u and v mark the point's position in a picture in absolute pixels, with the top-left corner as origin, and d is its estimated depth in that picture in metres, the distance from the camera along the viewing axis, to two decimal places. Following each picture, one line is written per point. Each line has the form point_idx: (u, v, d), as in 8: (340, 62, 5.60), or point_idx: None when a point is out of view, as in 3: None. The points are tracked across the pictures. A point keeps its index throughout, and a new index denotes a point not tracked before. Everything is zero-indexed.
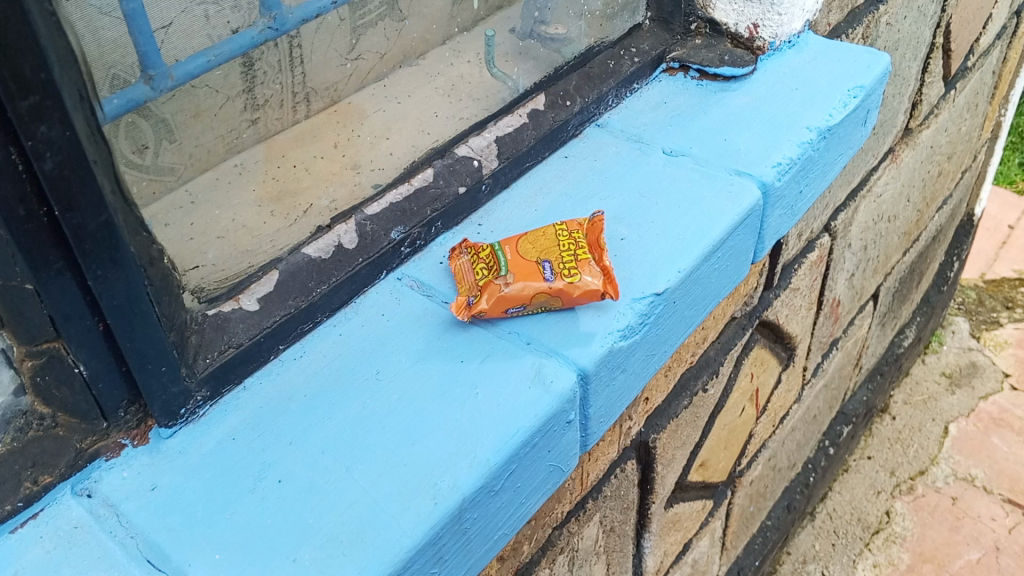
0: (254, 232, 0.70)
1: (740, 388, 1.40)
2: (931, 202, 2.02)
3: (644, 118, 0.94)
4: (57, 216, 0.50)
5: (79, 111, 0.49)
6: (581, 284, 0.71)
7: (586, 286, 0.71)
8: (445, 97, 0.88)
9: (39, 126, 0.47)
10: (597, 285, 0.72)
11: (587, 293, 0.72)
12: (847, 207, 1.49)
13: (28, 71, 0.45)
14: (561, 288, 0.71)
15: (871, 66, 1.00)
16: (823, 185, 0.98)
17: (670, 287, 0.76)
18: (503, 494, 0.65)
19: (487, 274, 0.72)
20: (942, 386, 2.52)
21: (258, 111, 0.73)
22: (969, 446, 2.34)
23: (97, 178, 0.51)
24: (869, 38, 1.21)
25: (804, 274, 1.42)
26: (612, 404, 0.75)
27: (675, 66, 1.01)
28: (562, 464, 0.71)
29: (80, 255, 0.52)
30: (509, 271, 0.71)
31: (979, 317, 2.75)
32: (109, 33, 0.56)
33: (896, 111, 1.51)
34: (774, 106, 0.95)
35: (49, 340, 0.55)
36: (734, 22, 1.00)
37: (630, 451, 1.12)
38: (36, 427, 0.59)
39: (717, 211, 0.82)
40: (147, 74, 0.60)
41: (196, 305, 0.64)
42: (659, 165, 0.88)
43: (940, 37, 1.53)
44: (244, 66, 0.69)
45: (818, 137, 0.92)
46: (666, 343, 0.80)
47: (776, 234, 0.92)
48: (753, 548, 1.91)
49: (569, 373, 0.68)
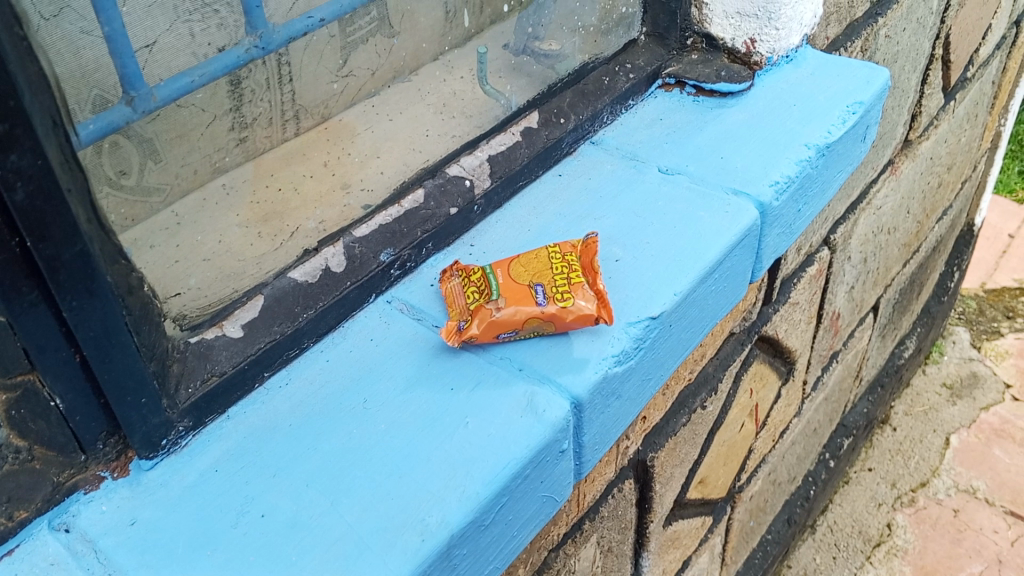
0: (240, 256, 0.69)
1: (740, 404, 1.38)
2: (932, 213, 2.00)
3: (639, 135, 0.93)
4: (29, 247, 0.48)
5: (52, 138, 0.48)
6: (575, 308, 0.69)
7: (580, 311, 0.69)
8: (437, 115, 0.87)
9: (9, 156, 0.45)
10: (592, 309, 0.70)
11: (580, 318, 0.70)
12: (846, 221, 1.47)
13: None
14: (553, 313, 0.69)
15: (870, 81, 0.99)
16: (822, 203, 0.96)
17: (665, 310, 0.74)
18: (493, 528, 0.63)
19: (479, 298, 0.70)
20: (942, 397, 2.50)
21: (247, 130, 0.71)
22: (970, 458, 2.32)
23: (71, 207, 0.50)
24: (868, 51, 1.19)
25: (803, 288, 1.40)
26: (607, 430, 0.73)
27: (671, 81, 0.99)
28: (555, 494, 0.69)
29: (54, 285, 0.50)
30: (501, 296, 0.69)
31: (980, 327, 2.73)
32: (90, 53, 0.55)
33: (896, 124, 1.49)
34: (772, 123, 0.93)
35: (24, 373, 0.53)
36: (731, 37, 0.98)
37: (628, 471, 1.10)
38: (12, 461, 0.55)
39: (713, 231, 0.81)
40: (128, 96, 0.59)
41: (178, 333, 0.63)
42: (655, 184, 0.86)
43: (939, 48, 1.52)
44: (231, 85, 0.67)
45: (817, 154, 0.90)
46: (663, 367, 0.78)
47: (774, 254, 0.90)
48: (754, 562, 1.89)
49: (562, 402, 0.66)
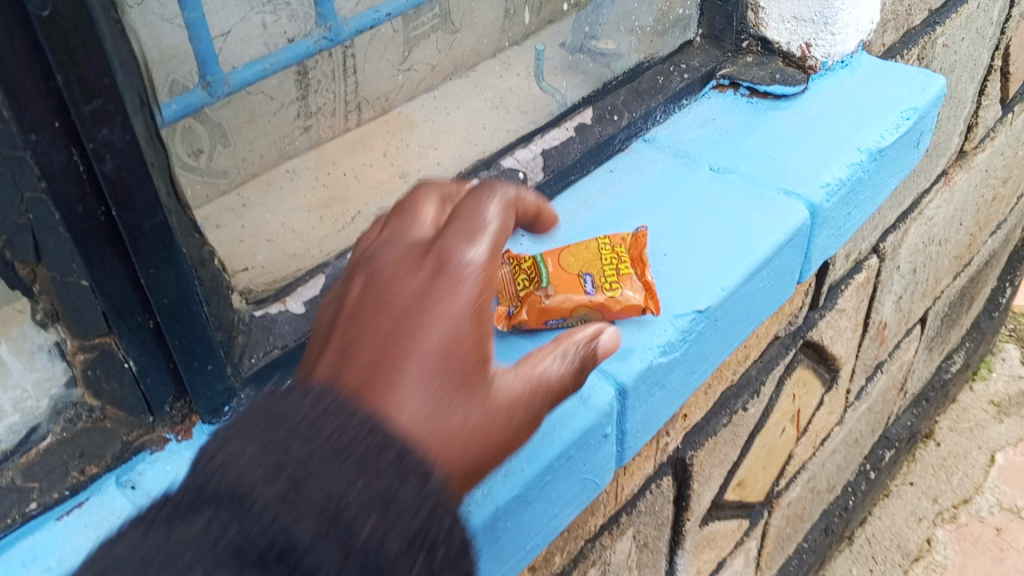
0: (303, 237, 0.73)
1: (781, 408, 1.39)
2: (985, 226, 1.98)
3: (692, 134, 0.94)
4: (114, 216, 0.51)
5: (139, 116, 0.51)
6: (622, 298, 0.71)
7: (626, 301, 0.71)
8: (494, 109, 0.90)
9: (101, 130, 0.48)
10: (638, 300, 0.72)
11: (627, 308, 0.72)
12: (896, 230, 1.47)
13: (93, 77, 0.47)
14: (602, 302, 0.71)
15: (926, 88, 0.99)
16: (873, 207, 0.97)
17: (712, 305, 0.75)
18: (536, 505, 0.65)
19: (528, 285, 0.72)
20: (990, 414, 2.47)
21: (311, 119, 0.78)
22: (1015, 477, 2.29)
23: (153, 180, 0.53)
24: (925, 59, 1.19)
25: (850, 295, 1.40)
26: (650, 419, 0.75)
27: (726, 82, 1.00)
28: (597, 477, 0.71)
29: (134, 253, 0.53)
30: (550, 283, 0.71)
31: None
32: (170, 40, 0.58)
33: (951, 134, 1.49)
34: (825, 126, 0.94)
35: (101, 335, 0.56)
36: (787, 41, 0.99)
37: (667, 467, 1.12)
38: (85, 418, 0.61)
39: (763, 229, 0.82)
40: (204, 80, 0.62)
41: (244, 306, 0.66)
42: (706, 182, 0.88)
43: (997, 59, 1.51)
44: (298, 75, 0.74)
45: (870, 158, 0.90)
46: (707, 361, 0.80)
47: (822, 256, 0.91)
48: (789, 569, 1.89)
49: (606, 389, 0.68)
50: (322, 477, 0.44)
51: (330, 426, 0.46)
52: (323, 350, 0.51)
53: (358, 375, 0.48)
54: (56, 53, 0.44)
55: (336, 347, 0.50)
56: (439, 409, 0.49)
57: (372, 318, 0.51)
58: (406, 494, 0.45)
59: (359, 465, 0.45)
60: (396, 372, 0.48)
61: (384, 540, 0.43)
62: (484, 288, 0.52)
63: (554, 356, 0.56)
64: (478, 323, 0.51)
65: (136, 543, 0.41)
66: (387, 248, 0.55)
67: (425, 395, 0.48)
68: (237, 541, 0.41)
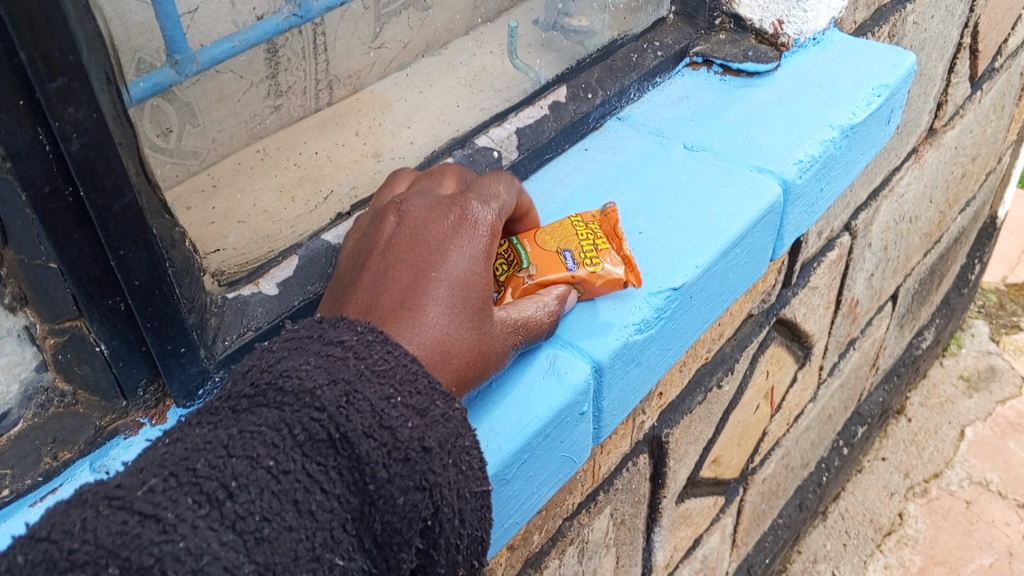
0: (274, 218, 0.72)
1: (755, 386, 1.40)
2: (954, 203, 2.00)
3: (665, 112, 0.94)
4: (82, 196, 0.51)
5: (106, 94, 0.50)
6: (603, 272, 0.71)
7: (608, 275, 0.72)
8: (467, 88, 0.89)
9: (66, 108, 0.47)
10: (620, 274, 0.72)
11: (609, 282, 0.72)
12: (868, 207, 1.48)
13: (57, 54, 0.46)
14: (584, 278, 0.70)
15: (897, 65, 0.99)
16: (844, 184, 0.97)
17: (687, 282, 0.75)
18: (514, 483, 0.65)
19: (509, 268, 0.70)
20: (959, 389, 2.50)
21: (281, 97, 0.76)
22: (984, 450, 2.32)
23: (122, 160, 0.52)
24: (896, 37, 1.19)
25: (822, 273, 1.41)
26: (627, 397, 0.75)
27: (699, 60, 1.01)
28: (574, 455, 0.71)
29: (103, 234, 0.52)
30: (532, 264, 0.69)
31: (999, 321, 2.73)
32: (137, 17, 0.57)
33: (922, 111, 1.50)
34: (797, 103, 0.94)
35: (71, 319, 0.56)
36: (759, 18, 0.99)
37: (643, 445, 1.12)
38: (57, 404, 0.60)
39: (736, 206, 0.82)
40: (172, 59, 0.61)
41: (216, 287, 0.65)
42: (680, 160, 0.88)
43: (967, 37, 1.52)
44: (268, 52, 0.71)
45: (842, 135, 0.91)
46: (682, 338, 0.80)
47: (795, 232, 0.92)
48: (764, 545, 1.91)
49: (583, 366, 0.68)
50: (368, 380, 0.50)
51: (375, 346, 0.52)
52: (360, 277, 0.61)
53: (395, 296, 0.58)
54: (19, 29, 0.44)
55: (374, 273, 0.60)
56: (457, 326, 0.58)
57: (405, 252, 0.60)
58: (433, 403, 0.52)
59: (400, 375, 0.51)
60: (422, 295, 0.58)
61: (419, 437, 0.50)
62: (495, 237, 0.64)
63: (536, 310, 0.66)
64: (489, 267, 0.62)
65: (214, 424, 0.48)
66: (416, 198, 0.64)
67: (445, 314, 0.58)
68: (298, 424, 0.47)
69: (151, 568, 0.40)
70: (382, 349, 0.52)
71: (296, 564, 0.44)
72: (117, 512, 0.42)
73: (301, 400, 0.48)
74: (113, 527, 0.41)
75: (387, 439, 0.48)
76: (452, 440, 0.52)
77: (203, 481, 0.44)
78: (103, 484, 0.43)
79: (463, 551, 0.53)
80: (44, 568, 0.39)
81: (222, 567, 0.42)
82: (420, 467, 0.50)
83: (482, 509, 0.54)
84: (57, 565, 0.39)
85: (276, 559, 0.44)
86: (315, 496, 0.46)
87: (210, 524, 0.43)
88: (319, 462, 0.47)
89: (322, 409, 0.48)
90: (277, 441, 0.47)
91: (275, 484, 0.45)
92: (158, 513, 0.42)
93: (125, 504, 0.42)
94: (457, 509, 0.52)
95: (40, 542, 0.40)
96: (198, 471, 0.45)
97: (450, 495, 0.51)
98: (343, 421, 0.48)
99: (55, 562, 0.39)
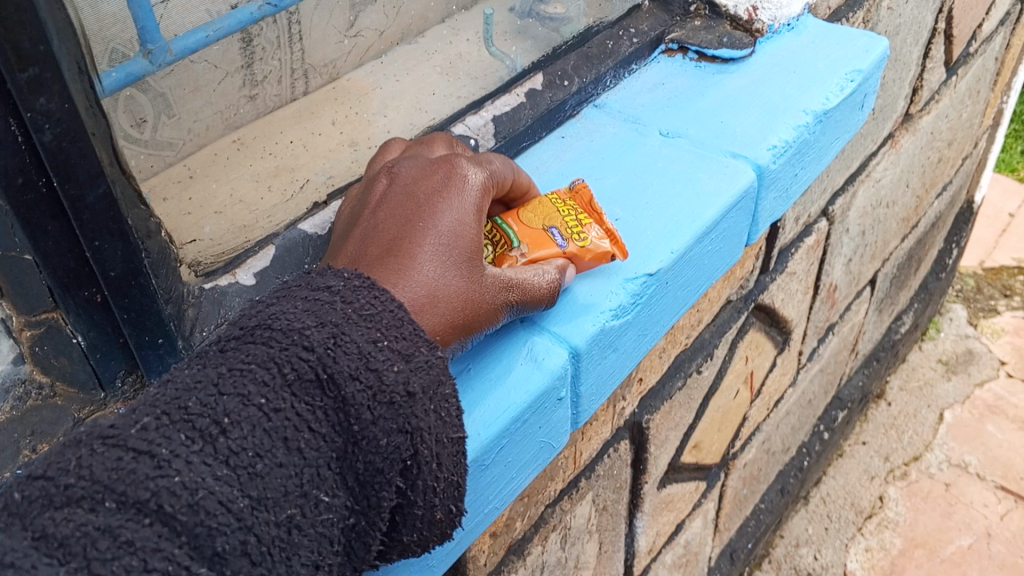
0: (251, 207, 0.72)
1: (735, 371, 1.41)
2: (931, 188, 2.02)
3: (640, 99, 0.95)
4: (56, 187, 0.50)
5: (78, 84, 0.50)
6: (592, 247, 0.72)
7: (597, 249, 0.72)
8: (443, 76, 0.89)
9: (38, 98, 0.47)
10: (606, 248, 0.73)
11: (597, 257, 0.72)
12: (845, 193, 1.49)
13: (28, 44, 0.46)
14: (575, 253, 0.71)
15: (870, 49, 1.00)
16: (819, 169, 0.98)
17: (663, 267, 0.76)
18: (493, 469, 0.66)
19: (499, 248, 0.69)
20: (938, 372, 2.53)
21: (257, 88, 0.76)
22: (963, 433, 2.35)
23: (96, 150, 0.52)
24: (871, 22, 1.20)
25: (800, 258, 1.43)
26: (604, 382, 0.76)
27: (675, 46, 1.01)
28: (553, 440, 0.72)
29: (78, 226, 0.52)
30: (523, 242, 0.69)
31: (977, 304, 2.75)
32: (108, 7, 0.57)
33: (898, 96, 1.51)
34: (771, 89, 0.95)
35: (47, 311, 0.56)
36: (733, 4, 1.00)
37: (623, 432, 1.13)
38: (35, 396, 0.59)
39: (711, 192, 0.83)
40: (145, 49, 0.61)
41: (193, 278, 0.65)
42: (655, 146, 0.88)
43: (941, 22, 1.53)
44: (243, 42, 0.71)
45: (815, 120, 0.92)
46: (659, 323, 0.81)
47: (770, 217, 0.92)
48: (746, 530, 1.93)
49: (560, 351, 0.69)
50: (355, 324, 0.52)
51: (362, 292, 0.54)
52: (352, 232, 0.63)
53: (383, 249, 0.59)
54: None
55: (364, 230, 0.61)
56: (447, 278, 0.59)
57: (394, 210, 0.62)
58: (417, 348, 0.53)
59: (386, 319, 0.53)
60: (411, 246, 0.59)
61: (403, 381, 0.52)
62: (484, 194, 0.65)
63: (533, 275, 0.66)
64: (480, 222, 0.63)
65: (204, 362, 0.50)
66: (405, 161, 0.66)
67: (435, 266, 0.59)
68: (288, 364, 0.49)
69: (148, 501, 0.43)
70: (368, 295, 0.54)
71: (285, 498, 0.47)
72: (112, 449, 0.44)
73: (290, 340, 0.50)
74: (109, 464, 0.43)
75: (372, 381, 0.50)
76: (435, 386, 0.54)
77: (196, 419, 0.46)
78: (99, 424, 0.45)
79: (441, 492, 0.55)
80: (42, 503, 0.42)
81: (215, 500, 0.44)
82: (404, 411, 0.52)
83: (462, 450, 0.56)
84: (55, 499, 0.42)
85: (267, 494, 0.46)
86: (303, 436, 0.48)
87: (203, 459, 0.45)
88: (307, 402, 0.49)
89: (311, 349, 0.50)
90: (267, 379, 0.49)
91: (266, 423, 0.47)
92: (152, 449, 0.44)
93: (119, 441, 0.44)
94: (437, 453, 0.54)
95: (38, 479, 0.43)
96: (189, 409, 0.47)
97: (431, 437, 0.53)
98: (330, 362, 0.50)
99: (52, 497, 0.42)
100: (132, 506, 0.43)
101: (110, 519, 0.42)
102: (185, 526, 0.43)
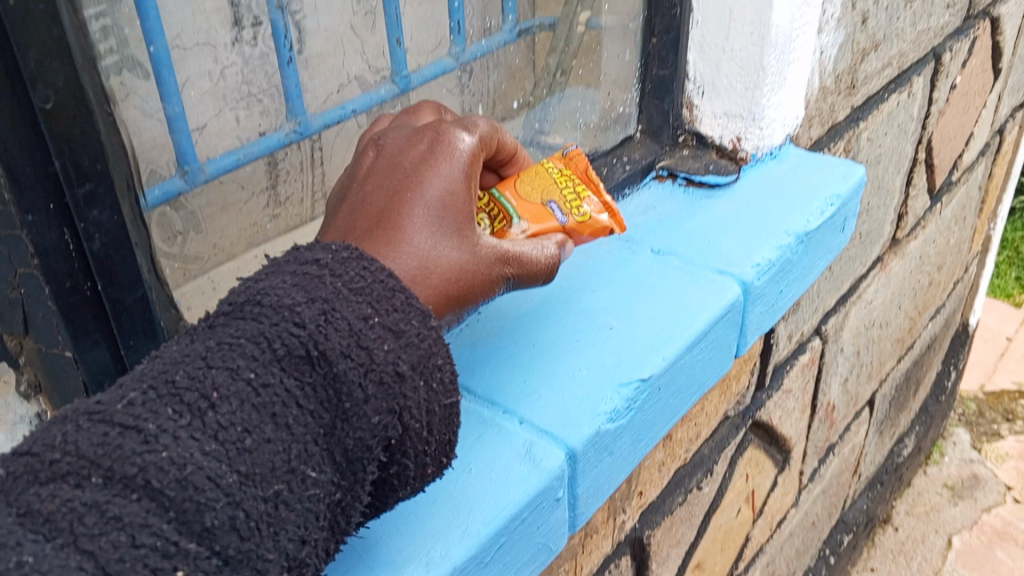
0: None
1: (735, 488, 1.43)
2: (924, 310, 2.07)
3: (633, 220, 1.01)
4: (99, 290, 0.56)
5: (127, 198, 0.56)
6: (591, 221, 0.78)
7: (595, 224, 0.79)
8: None
9: (91, 211, 0.54)
10: (604, 222, 0.79)
11: (595, 231, 0.79)
12: (837, 313, 1.54)
13: (87, 162, 0.53)
14: (573, 227, 0.77)
15: (847, 177, 1.08)
16: (803, 287, 1.04)
17: (655, 374, 0.80)
18: (493, 567, 0.68)
19: (500, 221, 0.75)
20: (944, 497, 2.52)
21: (280, 208, 0.83)
22: (973, 560, 2.33)
23: (137, 258, 0.58)
24: (851, 152, 1.28)
25: (795, 376, 1.47)
26: (601, 486, 0.79)
27: (664, 173, 1.08)
28: (550, 542, 0.75)
29: (116, 327, 0.58)
30: (523, 217, 0.75)
31: (980, 428, 2.76)
32: (150, 133, 0.68)
33: (883, 220, 1.58)
34: (755, 212, 1.02)
35: None
36: (719, 135, 1.08)
37: (624, 548, 1.14)
38: None
39: (700, 305, 0.88)
40: (181, 170, 0.72)
41: None
42: (647, 263, 0.94)
43: (921, 152, 1.62)
44: (270, 165, 0.82)
45: (797, 241, 0.98)
46: (652, 430, 0.85)
47: (757, 330, 0.98)
48: None
49: (558, 453, 0.73)
50: (346, 299, 0.54)
51: (351, 264, 0.56)
52: (343, 206, 0.66)
53: (372, 221, 0.63)
54: (55, 141, 0.50)
55: (353, 203, 0.65)
56: (441, 250, 0.63)
57: (382, 180, 0.66)
58: (410, 321, 0.55)
59: (376, 292, 0.55)
60: (401, 216, 0.63)
61: (393, 359, 0.54)
62: (473, 159, 0.67)
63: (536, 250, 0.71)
64: (470, 188, 0.66)
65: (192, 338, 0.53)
66: (391, 131, 0.70)
67: (430, 237, 0.63)
68: (278, 339, 0.51)
69: (135, 476, 0.45)
70: (358, 267, 0.56)
71: (273, 474, 0.49)
72: (98, 425, 0.46)
73: (281, 315, 0.52)
74: (95, 439, 0.45)
75: (365, 358, 0.52)
76: (427, 360, 0.56)
77: (183, 394, 0.49)
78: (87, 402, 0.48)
79: (433, 453, 0.58)
80: (28, 478, 0.44)
81: (203, 475, 0.46)
82: (394, 390, 0.53)
83: (453, 415, 0.58)
84: (40, 475, 0.44)
85: (256, 468, 0.48)
86: (291, 411, 0.50)
87: (191, 435, 0.47)
88: (296, 377, 0.51)
89: (302, 324, 0.52)
90: (256, 355, 0.51)
91: (254, 399, 0.49)
92: (138, 424, 0.46)
93: (105, 417, 0.47)
94: (427, 422, 0.56)
95: (24, 456, 0.45)
96: (177, 384, 0.49)
97: (421, 410, 0.55)
98: (321, 339, 0.52)
99: (37, 473, 0.44)
100: (119, 481, 0.44)
101: (97, 494, 0.44)
102: (173, 501, 0.45)
